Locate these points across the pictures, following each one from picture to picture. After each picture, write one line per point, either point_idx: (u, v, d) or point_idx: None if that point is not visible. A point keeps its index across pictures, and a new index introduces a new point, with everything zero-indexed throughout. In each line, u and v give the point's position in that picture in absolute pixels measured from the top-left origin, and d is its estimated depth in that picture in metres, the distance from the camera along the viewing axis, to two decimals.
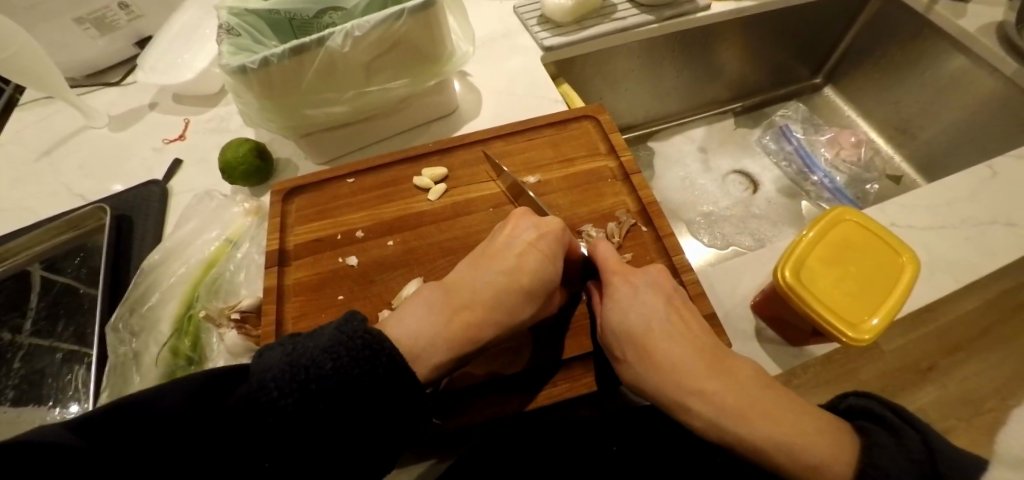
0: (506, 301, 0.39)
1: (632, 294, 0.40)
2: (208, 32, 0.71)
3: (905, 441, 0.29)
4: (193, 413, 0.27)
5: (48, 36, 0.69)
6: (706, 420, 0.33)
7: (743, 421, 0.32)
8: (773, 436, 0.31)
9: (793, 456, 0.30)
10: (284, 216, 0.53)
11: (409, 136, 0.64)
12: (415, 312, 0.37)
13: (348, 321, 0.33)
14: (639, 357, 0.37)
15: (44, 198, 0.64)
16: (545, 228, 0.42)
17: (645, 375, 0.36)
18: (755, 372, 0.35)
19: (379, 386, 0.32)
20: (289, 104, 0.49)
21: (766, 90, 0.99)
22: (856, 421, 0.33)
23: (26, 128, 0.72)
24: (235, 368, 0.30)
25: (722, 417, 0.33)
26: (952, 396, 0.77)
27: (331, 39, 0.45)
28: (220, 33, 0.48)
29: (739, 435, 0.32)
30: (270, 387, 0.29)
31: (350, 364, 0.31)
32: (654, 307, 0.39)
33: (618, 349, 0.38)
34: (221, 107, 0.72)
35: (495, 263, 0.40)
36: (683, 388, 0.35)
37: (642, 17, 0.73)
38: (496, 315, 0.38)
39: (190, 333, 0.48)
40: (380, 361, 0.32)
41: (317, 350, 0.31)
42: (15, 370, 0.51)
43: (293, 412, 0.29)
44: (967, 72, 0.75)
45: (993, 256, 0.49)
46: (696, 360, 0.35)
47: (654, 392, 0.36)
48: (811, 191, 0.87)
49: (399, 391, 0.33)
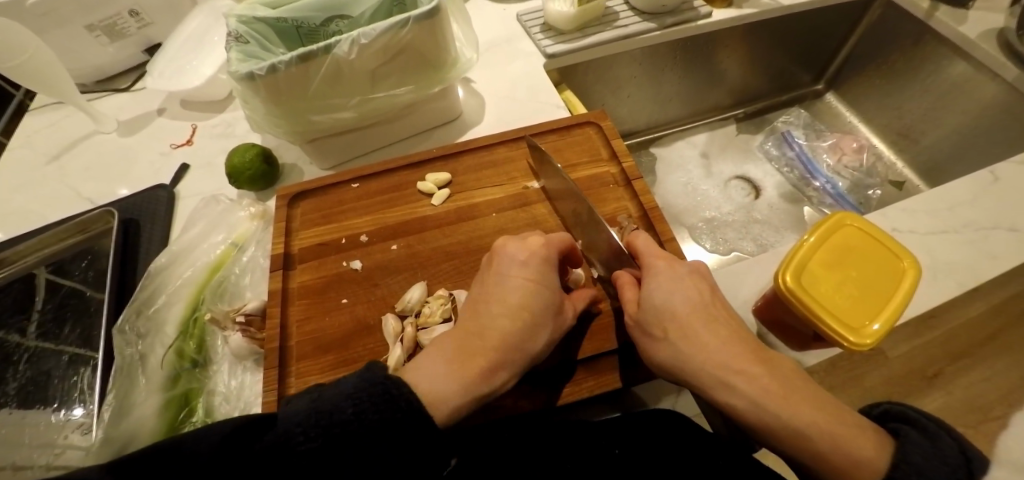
0: (517, 333, 0.38)
1: (674, 277, 0.40)
2: (215, 39, 0.73)
3: (940, 444, 0.30)
4: (228, 459, 0.28)
5: (59, 42, 0.70)
6: (748, 398, 0.33)
7: (786, 404, 0.32)
8: (815, 422, 0.31)
9: (835, 444, 0.30)
10: (289, 220, 0.54)
11: (413, 142, 0.65)
12: (430, 360, 0.37)
13: (370, 369, 0.34)
14: (680, 335, 0.37)
15: (51, 203, 0.65)
16: (528, 251, 0.43)
17: (690, 351, 0.36)
18: (793, 369, 0.35)
19: (395, 433, 0.32)
20: (296, 109, 0.50)
21: (768, 96, 0.99)
22: (888, 424, 0.33)
23: (35, 133, 0.73)
24: (266, 417, 0.31)
25: (768, 399, 0.32)
26: (957, 403, 0.76)
27: (337, 46, 0.46)
28: (229, 41, 0.49)
29: (780, 416, 0.32)
30: (296, 431, 0.30)
31: (371, 409, 0.32)
32: (699, 293, 0.39)
33: (656, 327, 0.39)
34: (227, 113, 0.73)
35: (507, 285, 0.41)
36: (725, 367, 0.35)
37: (644, 24, 0.74)
38: (515, 339, 0.38)
39: (195, 336, 0.49)
40: (399, 406, 0.33)
41: (344, 398, 0.32)
42: (21, 371, 0.52)
43: (317, 457, 0.30)
44: (969, 78, 0.75)
45: (996, 261, 0.49)
46: (743, 349, 0.36)
47: (692, 372, 0.36)
48: (812, 196, 0.87)
49: (422, 440, 0.33)
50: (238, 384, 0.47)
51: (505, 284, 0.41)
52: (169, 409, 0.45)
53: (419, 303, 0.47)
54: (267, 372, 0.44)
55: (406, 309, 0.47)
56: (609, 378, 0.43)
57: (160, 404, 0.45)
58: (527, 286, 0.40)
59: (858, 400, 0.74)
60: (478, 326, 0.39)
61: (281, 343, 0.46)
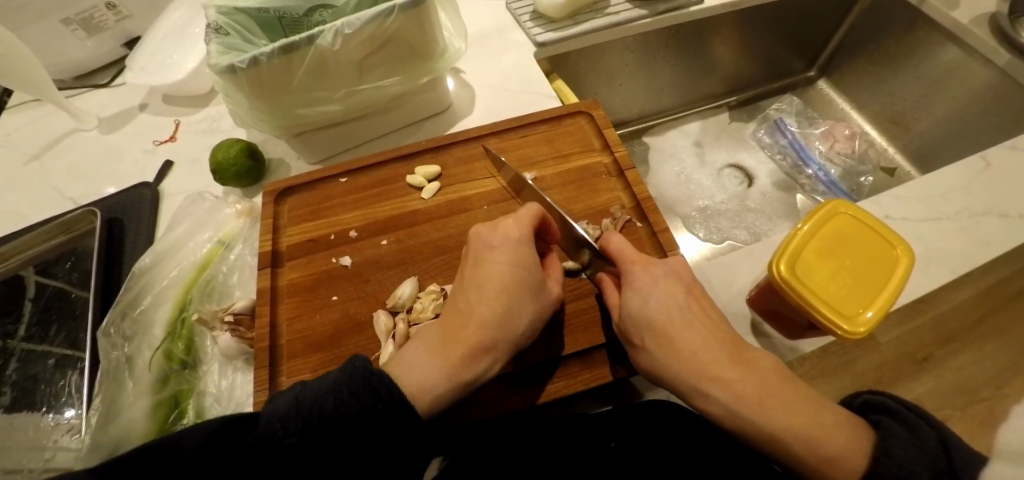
0: (496, 317, 0.38)
1: (650, 282, 0.40)
2: (196, 32, 0.71)
3: (919, 434, 0.30)
4: (210, 456, 0.29)
5: (35, 37, 0.68)
6: (723, 406, 0.34)
7: (760, 410, 0.33)
8: (788, 425, 0.32)
9: (810, 447, 0.31)
10: (277, 217, 0.53)
11: (403, 134, 0.64)
12: (415, 349, 0.37)
13: (351, 363, 0.34)
14: (658, 344, 0.37)
15: (34, 203, 0.63)
16: (502, 235, 0.42)
17: (666, 363, 0.37)
18: (773, 364, 0.36)
19: (379, 422, 0.33)
20: (280, 102, 0.49)
21: (761, 84, 0.98)
22: (870, 415, 0.34)
23: (15, 131, 0.71)
24: (245, 415, 0.31)
25: (739, 405, 0.33)
26: (946, 386, 0.77)
27: (321, 37, 0.44)
28: (208, 32, 0.47)
29: (754, 422, 0.33)
30: (277, 427, 0.31)
31: (352, 401, 0.32)
32: (673, 296, 0.39)
33: (634, 335, 0.39)
34: (211, 108, 0.71)
35: (486, 270, 0.40)
36: (703, 374, 0.35)
37: (636, 11, 0.73)
38: (494, 329, 0.38)
39: (183, 337, 0.48)
40: (379, 397, 0.33)
41: (323, 394, 0.32)
42: (8, 374, 0.51)
43: (298, 449, 0.31)
44: (962, 63, 0.75)
45: (988, 247, 0.49)
46: (714, 347, 0.36)
47: (672, 378, 0.36)
48: (806, 184, 0.87)
49: (405, 426, 0.33)
50: (229, 385, 0.46)
51: (483, 271, 0.40)
52: (159, 411, 0.44)
53: (411, 299, 0.46)
54: (258, 372, 0.43)
55: (398, 305, 0.46)
56: (604, 371, 0.43)
57: (150, 405, 0.44)
58: (507, 270, 0.40)
59: (850, 385, 0.74)
60: (456, 313, 0.39)
61: (272, 342, 0.45)
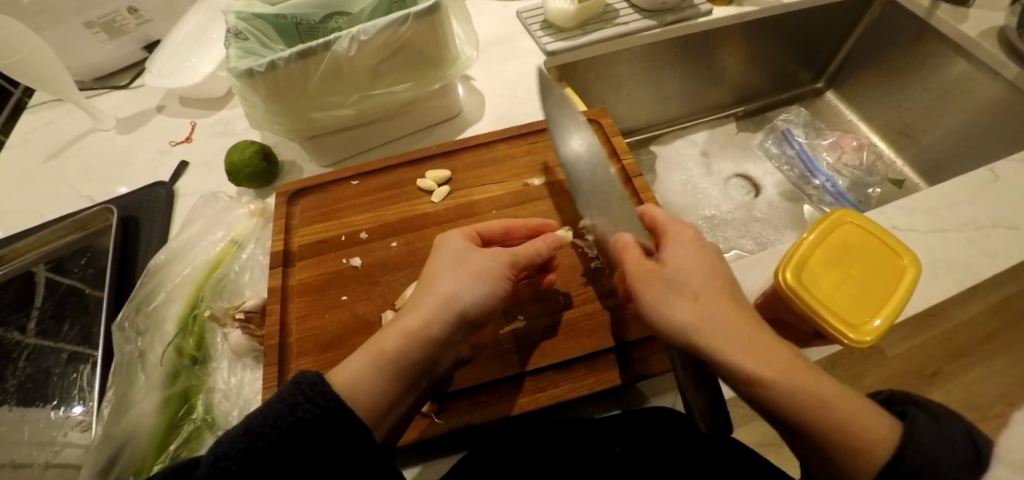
0: (421, 296, 0.37)
1: (691, 245, 0.37)
2: (214, 37, 0.72)
3: None
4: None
5: (57, 39, 0.70)
6: (770, 369, 0.30)
7: (802, 376, 0.29)
8: (831, 394, 0.29)
9: (851, 415, 0.28)
10: (288, 217, 0.54)
11: (413, 139, 0.65)
12: None
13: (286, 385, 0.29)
14: (700, 298, 0.34)
15: (49, 201, 0.65)
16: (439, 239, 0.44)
17: (710, 319, 0.32)
18: None
19: (318, 428, 0.28)
20: (296, 107, 0.50)
21: (768, 94, 0.99)
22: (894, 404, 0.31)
23: (33, 131, 0.73)
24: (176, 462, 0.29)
25: (787, 369, 0.30)
26: (955, 402, 0.77)
27: (337, 43, 0.45)
28: (228, 37, 0.49)
29: (801, 387, 0.29)
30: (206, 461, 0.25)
31: (280, 412, 0.27)
32: (716, 263, 0.37)
33: (674, 288, 0.35)
34: (226, 111, 0.73)
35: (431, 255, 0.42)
36: (744, 333, 0.31)
37: (644, 22, 0.74)
38: (417, 302, 0.37)
39: (194, 334, 0.48)
40: (311, 403, 0.28)
41: (257, 419, 0.27)
42: (20, 369, 0.52)
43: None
44: (970, 76, 0.75)
45: (995, 259, 0.49)
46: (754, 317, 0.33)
47: (711, 335, 0.32)
48: (812, 195, 0.87)
49: (348, 431, 0.29)
50: (238, 382, 0.47)
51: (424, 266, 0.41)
52: (169, 405, 0.44)
53: None
54: (266, 369, 0.44)
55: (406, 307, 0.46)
56: (607, 376, 0.43)
57: (159, 401, 0.44)
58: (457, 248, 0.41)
59: None
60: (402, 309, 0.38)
61: (280, 340, 0.46)
